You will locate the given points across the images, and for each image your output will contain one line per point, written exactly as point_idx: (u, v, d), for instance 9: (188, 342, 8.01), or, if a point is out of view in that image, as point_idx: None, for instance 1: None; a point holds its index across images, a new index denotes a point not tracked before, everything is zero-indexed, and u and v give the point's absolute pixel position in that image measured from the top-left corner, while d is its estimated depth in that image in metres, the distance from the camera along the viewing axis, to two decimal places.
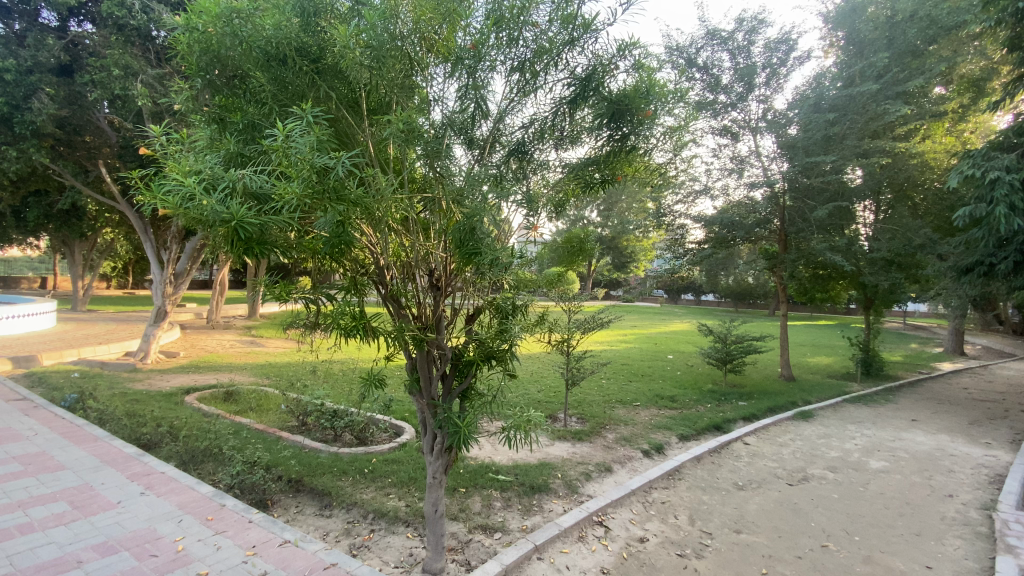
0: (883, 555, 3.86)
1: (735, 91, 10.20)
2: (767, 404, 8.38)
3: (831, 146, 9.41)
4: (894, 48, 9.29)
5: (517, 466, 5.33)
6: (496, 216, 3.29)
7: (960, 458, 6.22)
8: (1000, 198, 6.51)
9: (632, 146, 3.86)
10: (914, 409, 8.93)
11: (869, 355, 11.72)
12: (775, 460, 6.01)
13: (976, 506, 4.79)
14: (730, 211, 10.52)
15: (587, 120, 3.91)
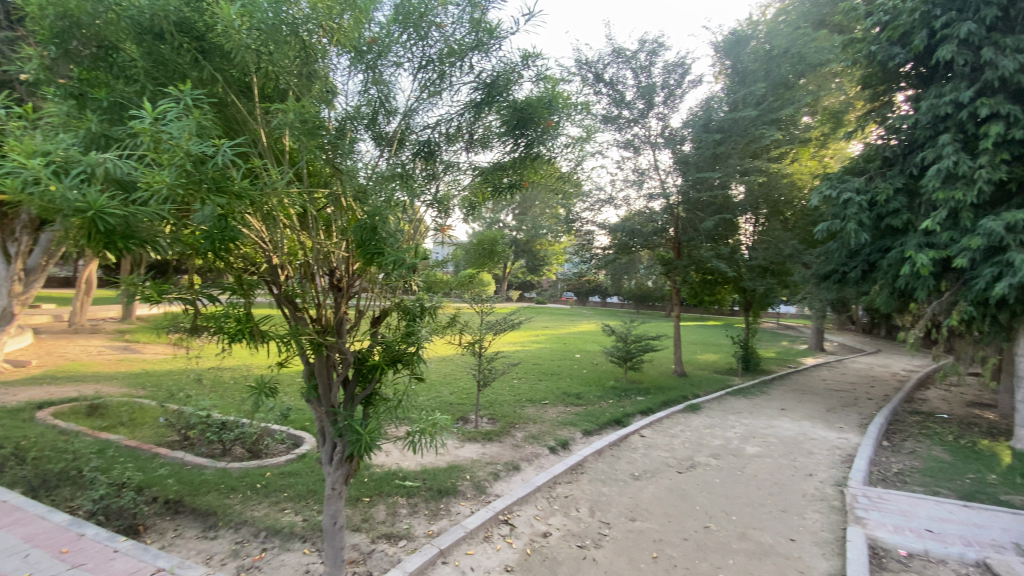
0: (755, 531, 4.31)
1: (636, 108, 10.93)
2: (662, 398, 9.05)
3: (718, 164, 10.41)
4: (770, 79, 10.45)
5: (425, 471, 5.25)
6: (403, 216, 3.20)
7: (818, 441, 7.15)
8: (851, 216, 7.59)
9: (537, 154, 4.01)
10: (783, 399, 10.12)
11: (748, 352, 13.11)
12: (668, 450, 6.50)
13: (830, 483, 5.51)
14: (632, 219, 11.25)
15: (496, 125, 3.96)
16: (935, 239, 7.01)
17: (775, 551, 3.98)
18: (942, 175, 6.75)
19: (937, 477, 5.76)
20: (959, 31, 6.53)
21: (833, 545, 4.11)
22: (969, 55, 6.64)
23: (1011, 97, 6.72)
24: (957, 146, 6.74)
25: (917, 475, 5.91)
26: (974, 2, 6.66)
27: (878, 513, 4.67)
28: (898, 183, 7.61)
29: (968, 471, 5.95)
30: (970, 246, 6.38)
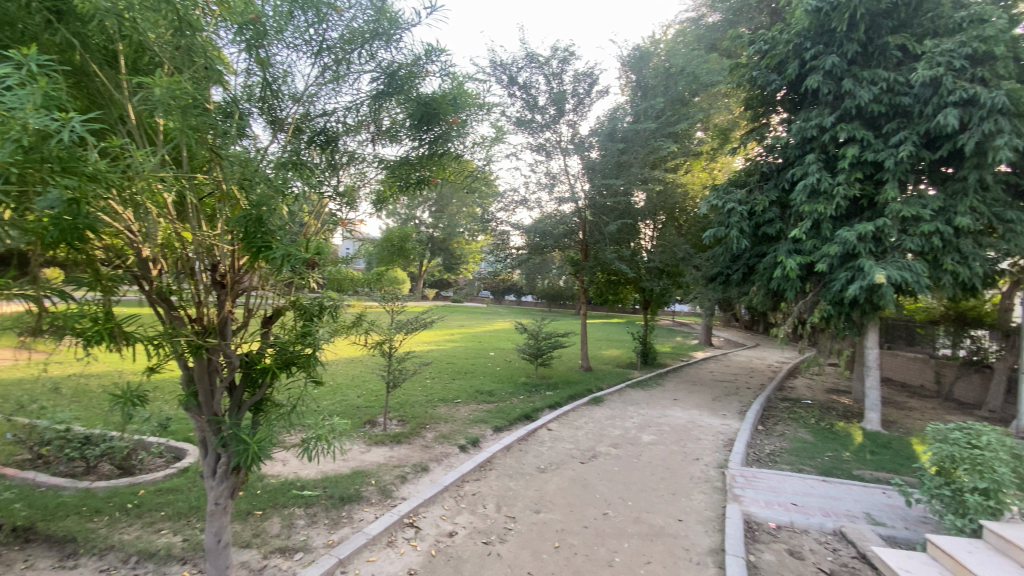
0: (648, 514, 4.63)
1: (548, 114, 11.26)
2: (569, 393, 9.42)
3: (622, 172, 11.01)
4: (669, 95, 11.25)
5: (326, 478, 5.00)
6: (296, 208, 3.00)
7: (705, 428, 7.84)
8: (733, 224, 8.47)
9: (442, 149, 4.07)
10: (678, 390, 10.98)
11: (647, 347, 14.07)
12: (572, 442, 6.77)
13: (713, 466, 6.07)
14: (544, 221, 11.58)
15: (401, 118, 3.92)
16: (802, 247, 7.98)
17: (665, 532, 4.29)
18: (809, 190, 7.69)
19: (801, 455, 6.57)
20: (825, 63, 7.45)
21: (714, 523, 4.52)
22: (832, 85, 7.60)
23: (866, 123, 7.74)
24: (820, 165, 7.71)
25: (785, 454, 6.69)
26: (836, 39, 7.62)
27: (753, 490, 5.21)
28: (773, 196, 8.56)
29: (825, 449, 6.85)
30: (829, 253, 7.34)
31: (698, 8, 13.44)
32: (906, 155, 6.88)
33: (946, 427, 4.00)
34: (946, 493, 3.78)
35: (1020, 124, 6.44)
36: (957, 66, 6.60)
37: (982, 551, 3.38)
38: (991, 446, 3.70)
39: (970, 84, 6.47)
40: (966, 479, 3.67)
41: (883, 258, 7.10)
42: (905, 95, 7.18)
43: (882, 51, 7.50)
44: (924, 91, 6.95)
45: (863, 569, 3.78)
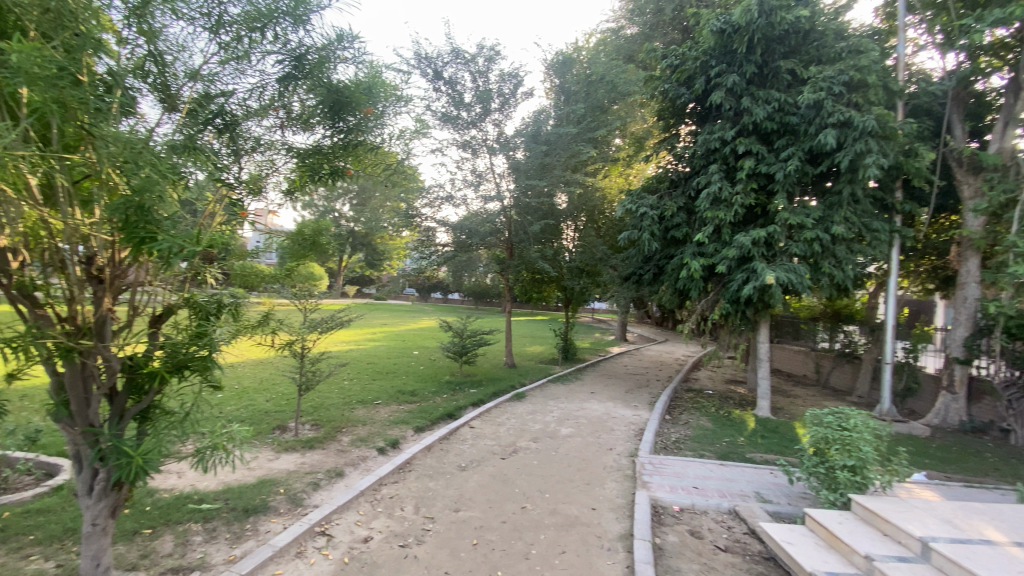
0: (564, 505, 4.79)
1: (474, 111, 11.22)
2: (492, 390, 9.49)
3: (545, 173, 11.24)
4: (589, 101, 11.66)
5: (228, 490, 4.64)
6: (183, 198, 2.78)
7: (619, 419, 8.26)
8: (646, 228, 9.00)
9: (356, 137, 4.25)
10: (596, 384, 11.46)
11: (568, 343, 14.56)
12: (493, 438, 6.83)
13: (625, 455, 6.41)
14: (470, 219, 11.55)
15: (311, 105, 4.00)
16: (705, 249, 8.64)
17: (580, 521, 4.46)
18: (711, 198, 8.35)
19: (703, 442, 7.12)
20: (727, 81, 8.10)
21: (625, 509, 4.77)
22: (732, 102, 8.29)
23: (760, 138, 8.51)
24: (721, 174, 8.38)
25: (689, 441, 7.23)
26: (737, 59, 8.30)
27: (660, 477, 5.56)
28: (681, 202, 9.19)
29: (723, 436, 7.48)
30: (728, 256, 8.02)
31: (617, 20, 14.06)
32: (793, 169, 7.67)
33: (822, 412, 4.49)
34: (822, 471, 4.26)
35: (885, 146, 7.38)
36: (836, 91, 7.45)
37: (849, 520, 3.83)
38: (857, 427, 4.21)
39: (845, 108, 7.32)
40: (838, 457, 4.15)
41: (773, 261, 7.87)
42: (794, 115, 7.98)
43: (775, 74, 8.29)
44: (809, 112, 7.77)
45: (752, 543, 4.16)
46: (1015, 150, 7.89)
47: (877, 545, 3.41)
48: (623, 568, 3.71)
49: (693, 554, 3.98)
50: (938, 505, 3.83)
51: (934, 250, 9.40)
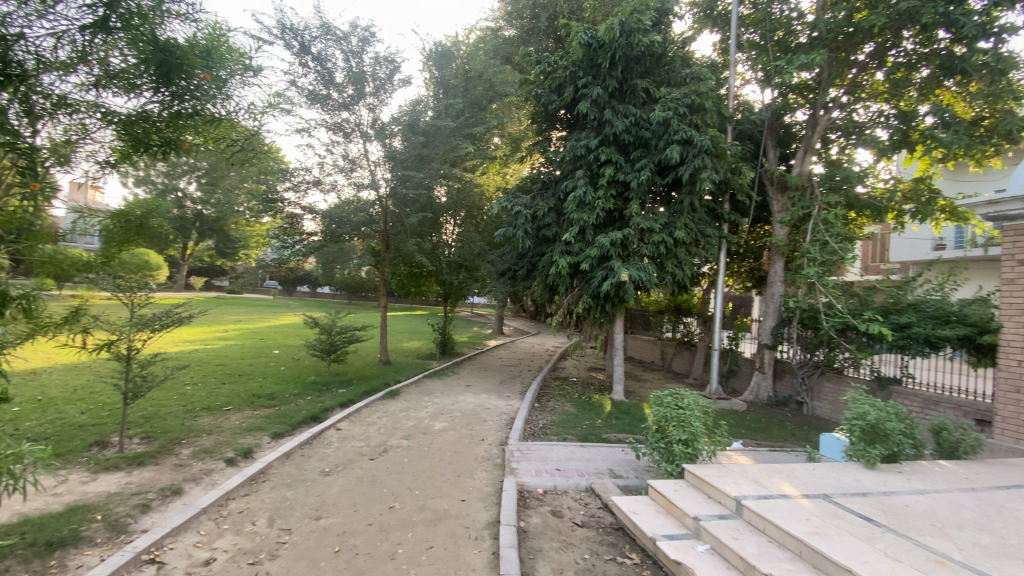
0: (433, 500, 4.78)
1: (346, 93, 10.59)
2: (362, 389, 9.10)
3: (423, 164, 11.02)
4: (467, 96, 11.66)
5: (23, 522, 3.79)
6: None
7: (492, 410, 8.48)
8: (520, 226, 9.34)
9: (188, 105, 4.18)
10: (471, 377, 11.64)
11: (445, 338, 14.58)
12: (362, 439, 6.55)
13: (496, 444, 6.60)
14: (340, 208, 10.90)
15: (127, 62, 3.97)
16: (572, 248, 9.23)
17: (449, 514, 4.49)
18: (577, 201, 8.95)
19: (567, 426, 7.63)
20: (591, 92, 8.74)
21: (492, 497, 4.92)
22: (596, 113, 8.98)
23: (620, 149, 9.31)
24: (586, 179, 9.02)
25: (554, 426, 7.70)
26: (601, 72, 8.97)
27: (527, 462, 5.83)
28: (551, 203, 9.70)
29: (584, 419, 8.09)
30: (590, 255, 8.68)
31: (496, 20, 14.32)
32: (645, 179, 8.58)
33: (663, 393, 5.07)
34: (662, 445, 4.84)
35: (716, 164, 8.55)
36: (680, 112, 8.43)
37: (683, 487, 4.39)
38: (690, 405, 4.84)
39: (688, 128, 8.35)
40: (674, 432, 4.75)
41: (628, 261, 8.69)
42: (647, 130, 8.86)
43: (633, 90, 9.11)
44: (659, 128, 8.69)
45: (605, 516, 4.57)
46: (809, 174, 9.73)
47: (702, 506, 3.97)
48: (488, 556, 3.82)
49: (554, 532, 4.25)
50: (749, 468, 4.55)
51: (753, 255, 11.23)
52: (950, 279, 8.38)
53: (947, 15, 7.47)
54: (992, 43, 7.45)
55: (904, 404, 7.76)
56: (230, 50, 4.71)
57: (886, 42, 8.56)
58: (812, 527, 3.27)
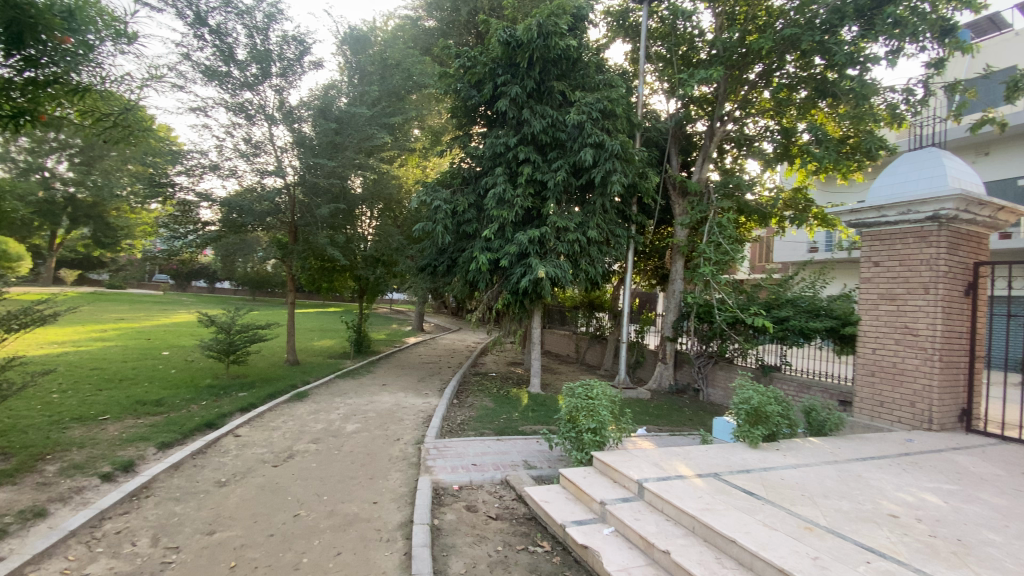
0: (342, 505, 4.59)
1: (248, 72, 9.79)
2: (266, 391, 8.51)
3: (335, 153, 10.52)
4: (384, 85, 11.29)
5: None
6: None
7: (408, 409, 8.32)
8: (439, 221, 9.20)
9: (47, 70, 4.07)
10: (387, 375, 11.33)
11: (360, 336, 14.05)
12: (264, 445, 6.13)
13: (411, 443, 6.48)
14: (242, 196, 10.10)
15: None
16: (491, 245, 9.27)
17: (359, 518, 4.35)
18: (497, 198, 9.00)
19: (484, 421, 7.69)
20: (510, 91, 8.85)
21: (406, 498, 4.83)
22: (515, 111, 9.09)
23: (538, 148, 9.50)
24: (505, 177, 9.10)
25: (471, 422, 7.71)
26: (520, 72, 9.10)
27: (443, 459, 5.80)
28: (471, 199, 9.66)
29: (501, 414, 8.20)
30: (510, 252, 8.79)
31: (416, 9, 13.97)
32: (561, 179, 8.86)
33: (575, 385, 5.30)
34: (573, 435, 5.04)
35: (626, 168, 9.02)
36: (594, 116, 8.77)
37: (591, 474, 4.60)
38: (598, 395, 5.09)
39: (601, 132, 8.73)
40: (584, 422, 4.96)
41: (545, 258, 8.91)
42: (564, 132, 9.12)
43: (550, 92, 9.32)
44: (575, 131, 8.98)
45: (518, 507, 4.67)
46: (707, 181, 10.59)
47: (609, 491, 4.20)
48: (399, 557, 3.75)
49: (467, 527, 4.27)
50: (651, 452, 4.88)
51: (658, 254, 12.03)
52: (819, 278, 9.53)
53: (823, 44, 8.45)
54: (857, 72, 8.54)
55: (783, 388, 8.68)
56: (101, 12, 4.42)
57: (772, 64, 9.52)
58: (703, 504, 3.58)
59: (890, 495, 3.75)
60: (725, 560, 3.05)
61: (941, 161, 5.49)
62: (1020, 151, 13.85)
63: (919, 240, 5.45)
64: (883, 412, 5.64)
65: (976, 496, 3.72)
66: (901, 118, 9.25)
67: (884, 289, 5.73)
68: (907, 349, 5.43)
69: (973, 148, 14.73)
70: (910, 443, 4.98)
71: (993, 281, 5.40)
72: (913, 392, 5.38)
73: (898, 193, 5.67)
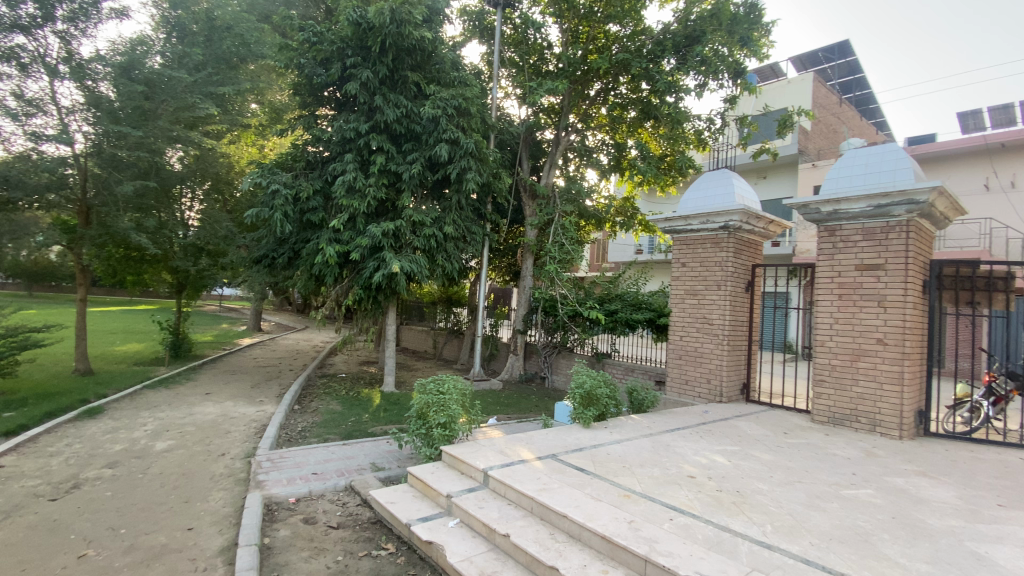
0: (147, 536, 3.89)
1: (21, 10, 7.74)
2: (42, 409, 6.82)
3: (145, 121, 8.88)
4: (211, 49, 9.78)
5: None
6: None
7: (237, 418, 7.39)
8: (278, 207, 8.34)
9: None
10: (211, 382, 9.92)
11: (178, 338, 12.12)
12: (38, 476, 4.91)
13: (240, 458, 5.77)
14: (8, 164, 7.95)
15: None
16: (340, 236, 8.71)
17: (170, 548, 3.73)
18: (346, 186, 8.46)
19: (329, 426, 7.18)
20: (361, 75, 8.40)
21: (230, 518, 4.28)
22: (366, 96, 8.66)
23: (391, 138, 9.16)
24: (356, 165, 8.61)
25: (313, 428, 7.14)
26: (371, 56, 8.67)
27: (277, 471, 5.27)
28: (317, 185, 8.95)
29: (349, 416, 7.75)
30: (361, 244, 8.36)
31: None
32: (416, 172, 8.66)
33: (426, 381, 5.26)
34: (423, 431, 4.95)
35: (480, 166, 9.17)
36: (449, 111, 8.71)
37: (439, 468, 4.58)
38: (449, 390, 5.12)
39: (455, 129, 8.72)
40: (434, 417, 4.91)
41: (400, 253, 8.65)
42: (418, 124, 8.91)
43: (403, 82, 9.04)
44: (429, 124, 8.82)
45: (363, 512, 4.46)
46: (553, 185, 11.37)
47: (456, 483, 4.23)
48: None
49: (305, 541, 3.94)
50: (497, 441, 5.05)
51: (511, 252, 12.47)
52: (642, 276, 10.90)
53: (648, 71, 9.64)
54: (673, 100, 9.91)
55: (612, 372, 9.68)
56: None
57: (608, 83, 10.62)
58: (540, 485, 3.81)
59: (691, 459, 4.44)
60: (558, 534, 3.30)
61: (730, 181, 6.63)
62: (783, 177, 17.52)
63: (714, 245, 6.54)
64: (688, 389, 6.67)
65: (750, 453, 4.60)
66: (705, 143, 11.00)
67: (689, 286, 6.78)
68: (704, 336, 6.50)
69: (754, 173, 18.19)
70: (706, 414, 5.97)
71: (764, 280, 6.71)
72: (708, 371, 6.45)
73: (701, 206, 6.71)
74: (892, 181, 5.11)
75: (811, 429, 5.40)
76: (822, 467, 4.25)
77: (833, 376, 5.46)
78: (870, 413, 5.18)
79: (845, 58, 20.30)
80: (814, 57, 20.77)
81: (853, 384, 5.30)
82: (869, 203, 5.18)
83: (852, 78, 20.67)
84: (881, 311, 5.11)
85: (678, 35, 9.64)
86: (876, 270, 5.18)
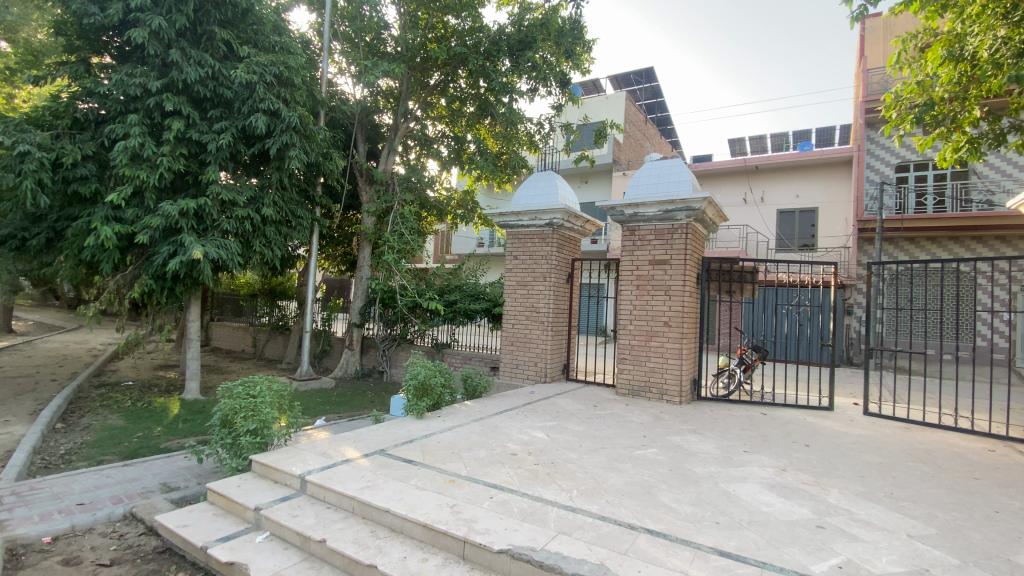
0: None
1: None
2: None
3: None
4: None
5: None
6: None
7: None
8: (28, 173, 6.54)
9: None
10: None
11: None
12: None
13: None
14: None
15: None
16: (122, 214, 7.20)
17: None
18: (129, 153, 7.00)
19: (106, 446, 5.90)
20: (150, 21, 6.96)
21: None
22: (158, 48, 7.24)
23: (193, 101, 7.85)
24: (145, 129, 7.16)
25: (84, 449, 5.80)
26: (165, 2, 7.27)
27: (25, 507, 4.14)
28: (88, 150, 7.22)
29: (135, 431, 6.48)
30: (150, 225, 7.01)
31: None
32: (225, 144, 7.53)
33: (234, 384, 4.63)
34: (228, 441, 4.35)
35: (306, 144, 8.37)
36: (267, 79, 7.75)
37: (247, 480, 4.08)
38: (261, 393, 4.57)
39: (275, 99, 7.80)
40: (241, 424, 4.34)
41: (203, 236, 7.48)
42: (228, 89, 7.75)
43: (209, 39, 7.78)
44: (243, 91, 7.75)
45: (148, 542, 3.77)
46: (392, 173, 11.02)
47: (268, 493, 3.82)
48: None
49: None
50: (319, 441, 4.71)
51: (346, 240, 11.76)
52: (480, 268, 11.23)
53: (485, 68, 9.90)
54: (508, 100, 10.35)
55: (450, 362, 9.79)
56: None
57: (448, 75, 10.60)
58: (363, 482, 3.66)
59: (515, 438, 4.72)
60: (380, 530, 3.20)
61: (554, 182, 7.16)
62: (600, 183, 19.75)
63: (541, 240, 7.04)
64: (516, 373, 7.10)
65: (565, 427, 5.08)
66: (536, 145, 11.69)
67: (520, 277, 7.18)
68: (531, 323, 6.98)
69: (578, 177, 20.13)
70: (532, 395, 6.41)
71: (582, 273, 7.41)
72: (535, 355, 6.96)
73: (530, 203, 7.12)
74: (677, 191, 6.07)
75: (616, 401, 6.17)
76: (622, 434, 4.88)
77: (632, 355, 6.32)
78: (659, 385, 6.12)
79: (650, 83, 23.51)
80: (626, 78, 23.66)
81: (646, 360, 6.20)
82: (660, 208, 6.06)
83: (655, 101, 24.09)
84: (667, 298, 6.04)
85: (513, 38, 10.06)
86: (664, 265, 6.11)
